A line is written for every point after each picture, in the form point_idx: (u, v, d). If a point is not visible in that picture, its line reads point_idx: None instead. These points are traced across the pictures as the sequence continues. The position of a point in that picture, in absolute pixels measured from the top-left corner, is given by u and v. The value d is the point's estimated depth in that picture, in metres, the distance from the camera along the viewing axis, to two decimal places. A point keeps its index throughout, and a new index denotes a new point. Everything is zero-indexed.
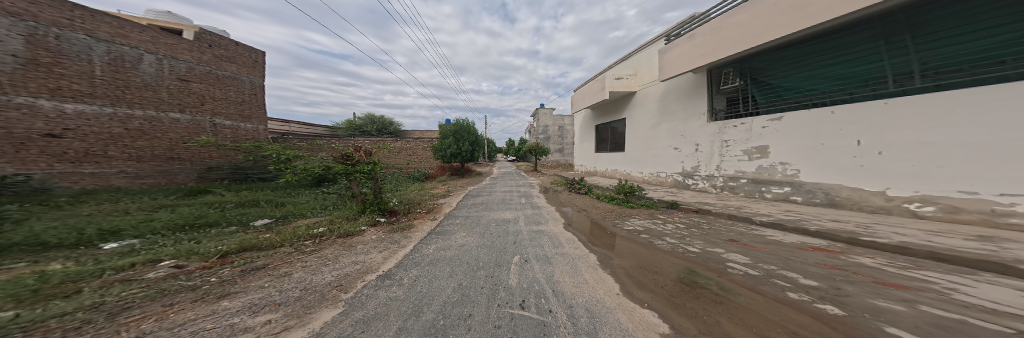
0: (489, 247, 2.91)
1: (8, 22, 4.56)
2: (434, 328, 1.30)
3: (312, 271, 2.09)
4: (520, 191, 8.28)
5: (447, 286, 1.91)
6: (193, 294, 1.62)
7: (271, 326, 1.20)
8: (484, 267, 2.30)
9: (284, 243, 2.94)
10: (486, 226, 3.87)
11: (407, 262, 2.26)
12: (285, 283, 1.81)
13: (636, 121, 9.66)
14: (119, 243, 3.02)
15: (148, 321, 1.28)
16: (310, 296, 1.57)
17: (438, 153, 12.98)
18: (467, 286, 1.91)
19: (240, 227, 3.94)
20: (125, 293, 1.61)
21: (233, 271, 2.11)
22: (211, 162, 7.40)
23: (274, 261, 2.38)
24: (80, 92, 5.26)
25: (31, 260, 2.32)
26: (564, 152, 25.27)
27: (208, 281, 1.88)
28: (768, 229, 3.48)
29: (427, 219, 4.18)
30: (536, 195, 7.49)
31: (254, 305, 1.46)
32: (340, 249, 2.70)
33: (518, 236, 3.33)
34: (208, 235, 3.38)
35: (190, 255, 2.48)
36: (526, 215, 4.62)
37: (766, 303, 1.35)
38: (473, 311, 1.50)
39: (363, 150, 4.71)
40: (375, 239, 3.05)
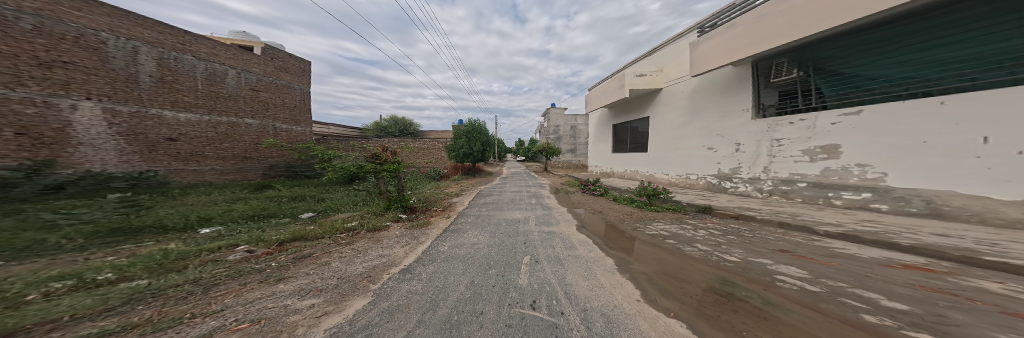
0: (498, 247, 2.94)
1: (147, 49, 6.32)
2: (449, 322, 1.34)
3: (346, 261, 2.24)
4: (529, 191, 8.29)
5: (460, 283, 1.96)
6: (259, 276, 1.80)
7: (306, 312, 1.27)
8: (494, 266, 2.33)
9: (324, 234, 3.16)
10: (500, 225, 3.92)
11: (425, 257, 2.35)
12: (325, 271, 1.96)
13: (663, 120, 9.18)
14: (209, 229, 3.48)
15: (229, 296, 1.46)
16: (345, 285, 1.69)
17: (451, 153, 13.32)
18: (479, 284, 1.96)
19: (291, 218, 4.32)
20: (214, 272, 1.85)
21: (288, 258, 2.32)
22: (271, 161, 9.12)
23: (318, 250, 2.58)
24: (188, 103, 7.13)
25: (153, 241, 2.94)
26: (576, 152, 24.91)
27: (270, 265, 2.07)
28: (812, 240, 3.16)
29: (445, 217, 4.28)
30: (546, 195, 7.46)
31: (301, 290, 1.58)
32: (372, 243, 2.84)
33: (528, 236, 3.34)
34: (269, 224, 3.74)
35: (258, 242, 2.76)
36: (537, 216, 4.61)
37: (829, 324, 1.23)
38: (485, 308, 1.53)
39: (388, 150, 4.96)
40: (398, 235, 3.18)
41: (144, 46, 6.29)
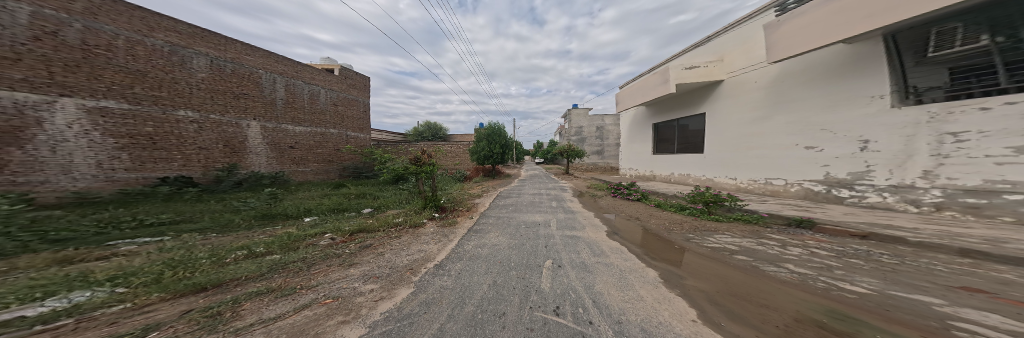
0: (518, 249, 2.95)
1: (280, 80, 10.52)
2: (474, 320, 1.39)
3: (396, 251, 2.52)
4: (549, 194, 8.23)
5: (483, 281, 2.02)
6: (336, 261, 2.25)
7: (365, 298, 1.45)
8: (515, 268, 2.35)
9: (379, 228, 3.56)
10: (527, 228, 3.92)
11: (454, 255, 2.46)
12: (381, 260, 2.22)
13: (732, 116, 7.49)
14: (309, 218, 4.69)
15: (322, 274, 1.94)
16: (393, 274, 1.86)
17: (472, 155, 13.75)
18: (501, 285, 1.98)
19: (356, 212, 5.18)
20: (310, 254, 2.49)
21: (356, 246, 2.76)
22: (347, 162, 13.23)
23: (376, 241, 2.93)
24: (302, 118, 11.37)
25: (286, 222, 4.48)
26: (603, 154, 23.88)
27: (345, 251, 2.56)
28: (897, 252, 2.68)
29: (469, 218, 4.42)
30: (568, 198, 7.29)
31: (364, 275, 1.85)
32: (414, 239, 3.03)
33: (550, 240, 3.29)
34: (339, 217, 4.61)
35: (338, 231, 3.40)
36: (559, 220, 4.49)
37: None
38: (507, 309, 1.55)
39: (427, 152, 5.28)
40: (437, 232, 3.36)
41: (280, 78, 10.55)
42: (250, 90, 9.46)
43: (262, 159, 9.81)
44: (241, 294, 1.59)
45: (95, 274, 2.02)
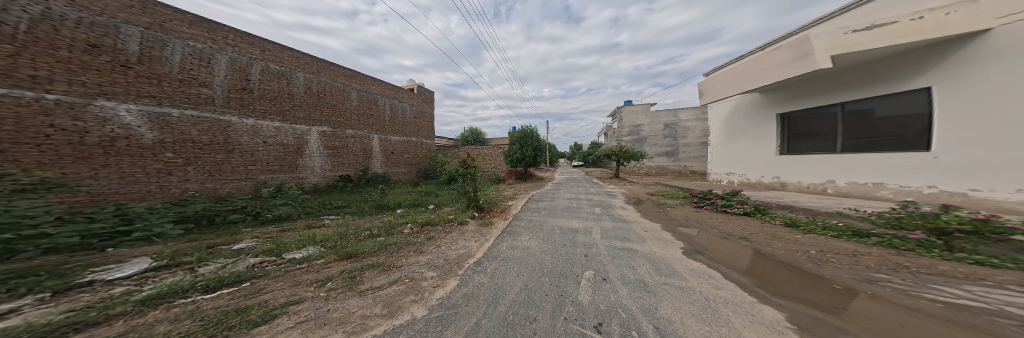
0: (552, 255, 2.89)
1: (386, 101, 13.84)
2: (506, 321, 1.43)
3: (458, 243, 2.84)
4: (588, 199, 7.87)
5: (515, 284, 2.06)
6: (411, 247, 2.73)
7: (428, 282, 1.72)
8: (548, 274, 2.31)
9: (438, 221, 4.06)
10: (569, 233, 3.81)
11: (490, 255, 2.56)
12: (440, 250, 2.53)
13: (999, 83, 3.75)
14: (401, 209, 6.08)
15: (410, 254, 2.47)
16: (443, 266, 2.06)
17: (507, 158, 13.96)
18: (532, 290, 1.98)
19: (428, 206, 6.22)
20: (404, 238, 3.20)
21: (423, 236, 3.25)
22: (422, 165, 16.00)
23: (437, 233, 3.35)
24: (396, 129, 14.47)
25: (389, 211, 5.98)
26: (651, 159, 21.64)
27: (423, 238, 3.13)
28: None
29: (503, 219, 4.56)
30: (609, 205, 6.85)
31: (428, 262, 2.18)
32: (461, 235, 3.29)
33: (591, 249, 3.14)
34: (417, 210, 5.70)
35: (417, 221, 4.19)
36: (598, 228, 4.23)
37: None
38: (537, 316, 1.54)
39: (471, 155, 5.69)
40: (483, 231, 3.58)
41: (387, 99, 13.91)
42: (372, 111, 13.03)
43: (377, 162, 13.21)
44: (352, 269, 2.22)
45: (318, 235, 3.75)
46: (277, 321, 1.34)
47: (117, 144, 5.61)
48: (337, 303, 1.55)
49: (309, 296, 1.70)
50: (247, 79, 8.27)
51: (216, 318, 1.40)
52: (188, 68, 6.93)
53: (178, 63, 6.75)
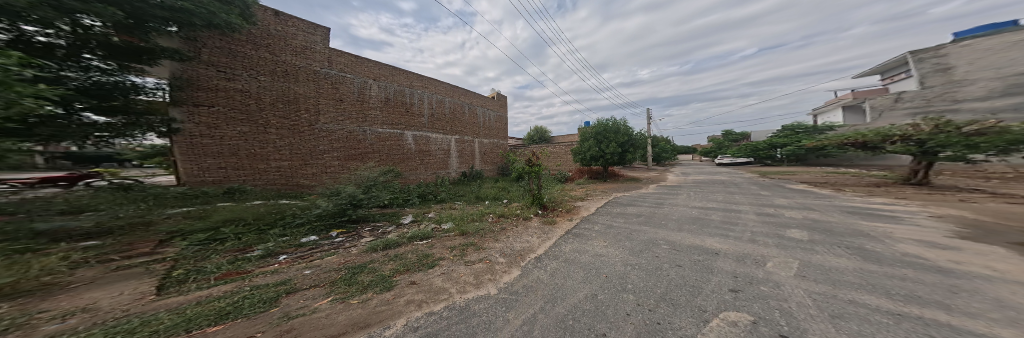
0: (632, 269, 2.40)
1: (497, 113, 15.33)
2: (564, 323, 1.39)
3: (525, 239, 2.98)
4: (699, 208, 5.74)
5: (578, 289, 1.91)
6: (489, 234, 3.19)
7: (502, 267, 1.99)
8: (628, 292, 1.94)
9: (508, 216, 4.45)
10: (680, 254, 2.83)
11: (551, 253, 2.55)
12: (511, 242, 2.80)
13: None
14: (499, 200, 7.02)
15: (488, 241, 2.92)
16: (509, 256, 2.28)
17: (577, 155, 12.51)
18: (603, 302, 1.76)
19: (494, 201, 6.87)
20: (487, 225, 3.77)
21: (496, 226, 3.71)
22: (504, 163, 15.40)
23: (506, 226, 3.73)
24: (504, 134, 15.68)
25: (486, 200, 7.10)
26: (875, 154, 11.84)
27: (496, 228, 3.56)
28: None
29: (567, 219, 4.34)
30: (736, 218, 4.67)
31: (503, 250, 2.48)
32: (529, 230, 3.45)
33: (699, 272, 2.32)
34: (494, 203, 6.47)
35: (496, 212, 4.70)
36: (711, 249, 3.00)
37: None
38: (601, 328, 1.37)
39: (535, 154, 5.64)
40: (551, 230, 3.50)
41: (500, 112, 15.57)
42: (489, 120, 14.70)
43: (478, 161, 13.67)
44: (457, 244, 2.80)
45: (445, 213, 5.09)
46: (419, 270, 1.99)
47: (405, 153, 9.89)
48: (448, 266, 2.06)
49: (438, 256, 2.34)
50: (438, 108, 11.51)
51: (412, 261, 2.23)
52: (425, 105, 10.81)
53: (419, 103, 10.54)
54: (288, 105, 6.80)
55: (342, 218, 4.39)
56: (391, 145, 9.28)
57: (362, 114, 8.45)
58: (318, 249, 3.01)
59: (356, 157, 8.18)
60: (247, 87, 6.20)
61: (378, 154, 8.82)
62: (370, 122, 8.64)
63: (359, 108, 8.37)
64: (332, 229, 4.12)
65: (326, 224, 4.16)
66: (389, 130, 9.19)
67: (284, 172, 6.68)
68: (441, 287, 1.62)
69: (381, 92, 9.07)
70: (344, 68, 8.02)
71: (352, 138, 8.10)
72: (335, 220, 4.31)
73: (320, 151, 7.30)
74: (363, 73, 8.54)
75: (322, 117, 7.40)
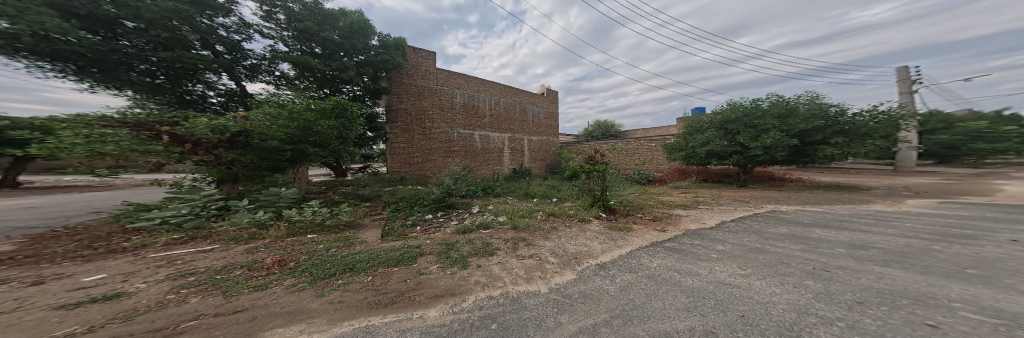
0: (811, 299, 1.29)
1: None
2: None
3: (581, 242, 2.53)
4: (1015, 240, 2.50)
5: (669, 308, 1.27)
6: (538, 232, 2.99)
7: (551, 267, 1.81)
8: (805, 323, 1.04)
9: (558, 216, 3.90)
10: (1002, 308, 1.15)
11: (621, 263, 1.98)
12: (567, 244, 2.46)
13: None
14: (550, 198, 6.04)
15: (538, 238, 2.75)
16: (562, 258, 2.04)
17: (675, 153, 9.05)
18: (729, 327, 1.04)
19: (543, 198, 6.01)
20: (538, 222, 3.56)
21: (546, 225, 3.37)
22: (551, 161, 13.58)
23: (557, 225, 3.36)
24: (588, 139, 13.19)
25: (535, 195, 6.31)
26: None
27: (543, 226, 3.26)
28: None
29: (652, 229, 3.15)
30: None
31: (560, 253, 2.17)
32: (589, 234, 2.90)
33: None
34: (542, 200, 5.73)
35: (545, 210, 4.22)
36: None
37: None
38: None
39: (599, 151, 4.59)
40: (615, 236, 2.77)
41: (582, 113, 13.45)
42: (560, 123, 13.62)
43: (527, 158, 12.47)
44: (511, 237, 2.81)
45: (494, 205, 5.32)
46: (482, 256, 2.10)
47: (479, 152, 10.52)
48: (504, 257, 2.07)
49: (494, 246, 2.40)
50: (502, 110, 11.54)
51: (476, 246, 2.40)
52: (495, 106, 11.15)
53: (484, 105, 10.82)
54: (419, 119, 9.11)
55: (443, 203, 5.07)
56: (465, 144, 9.98)
57: (458, 122, 9.88)
58: (431, 225, 4.01)
59: (455, 156, 9.73)
60: (404, 106, 9.06)
61: (471, 154, 10.22)
62: (463, 127, 10.01)
63: (456, 116, 9.84)
64: (437, 211, 4.94)
65: (432, 207, 4.95)
66: (475, 135, 10.36)
67: (417, 168, 9.16)
68: (499, 275, 1.58)
69: (468, 101, 10.24)
70: (448, 84, 9.75)
71: (451, 140, 9.70)
72: (439, 203, 5.04)
73: (426, 151, 9.24)
74: (459, 85, 10.01)
75: (430, 124, 9.24)
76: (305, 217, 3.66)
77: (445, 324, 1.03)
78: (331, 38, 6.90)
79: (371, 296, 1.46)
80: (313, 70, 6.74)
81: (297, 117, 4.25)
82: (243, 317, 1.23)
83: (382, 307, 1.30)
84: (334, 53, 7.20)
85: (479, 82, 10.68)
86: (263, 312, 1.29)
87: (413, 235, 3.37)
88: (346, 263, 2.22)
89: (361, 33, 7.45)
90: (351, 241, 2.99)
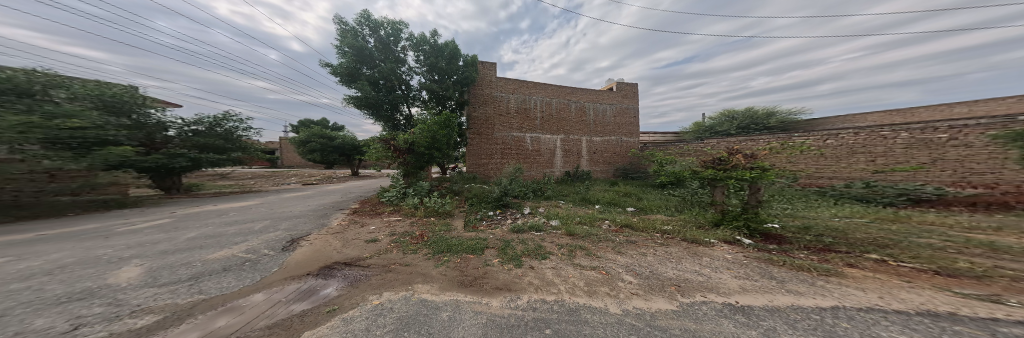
0: None
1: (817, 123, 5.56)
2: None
3: (690, 270, 1.84)
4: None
5: None
6: (616, 244, 2.69)
7: (626, 286, 1.44)
8: None
9: (645, 230, 3.44)
10: None
11: (792, 318, 1.11)
12: (662, 269, 1.83)
13: None
14: (630, 209, 5.56)
15: (609, 250, 2.38)
16: (652, 282, 1.54)
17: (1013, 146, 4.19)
18: None
19: (619, 209, 5.61)
20: (629, 232, 3.36)
21: (626, 238, 3.02)
22: (623, 165, 11.31)
23: (642, 240, 2.92)
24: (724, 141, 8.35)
25: (619, 207, 5.78)
26: None
27: (620, 239, 2.92)
28: None
29: (890, 282, 1.65)
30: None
31: (655, 279, 1.61)
32: (710, 262, 2.07)
33: None
34: (614, 211, 5.32)
35: (634, 225, 3.65)
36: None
37: None
38: None
39: (739, 151, 3.15)
40: (755, 273, 1.81)
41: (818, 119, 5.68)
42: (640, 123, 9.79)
43: (586, 161, 10.79)
44: (568, 244, 2.68)
45: (558, 206, 5.79)
46: (535, 258, 2.10)
47: (525, 152, 9.84)
48: (557, 262, 1.99)
49: (548, 250, 2.35)
50: (551, 108, 10.26)
51: (529, 247, 2.42)
52: (543, 106, 10.09)
53: (536, 107, 10.08)
54: (479, 123, 9.29)
55: (501, 202, 5.37)
56: (518, 147, 9.67)
57: (515, 125, 9.66)
58: (493, 221, 4.48)
59: (511, 156, 9.60)
60: (477, 114, 9.25)
61: (528, 155, 9.90)
62: (519, 130, 9.73)
63: (514, 118, 9.61)
64: (496, 209, 5.28)
65: (492, 204, 5.32)
66: (530, 137, 9.88)
67: (482, 168, 9.29)
68: (553, 281, 1.51)
69: (521, 105, 9.75)
70: (509, 89, 9.57)
71: (508, 142, 9.57)
72: (497, 201, 5.36)
73: (487, 155, 9.29)
74: (527, 92, 9.85)
75: (491, 128, 9.29)
76: (428, 205, 4.99)
77: (509, 318, 1.07)
78: (451, 67, 8.23)
79: (453, 276, 1.69)
80: (432, 92, 8.12)
81: (432, 128, 5.88)
82: (407, 271, 1.87)
83: (465, 287, 1.45)
84: (445, 74, 8.39)
85: (532, 84, 9.97)
86: (412, 270, 1.87)
87: (482, 228, 3.86)
88: (444, 244, 2.57)
89: (468, 60, 8.62)
90: (449, 227, 3.81)
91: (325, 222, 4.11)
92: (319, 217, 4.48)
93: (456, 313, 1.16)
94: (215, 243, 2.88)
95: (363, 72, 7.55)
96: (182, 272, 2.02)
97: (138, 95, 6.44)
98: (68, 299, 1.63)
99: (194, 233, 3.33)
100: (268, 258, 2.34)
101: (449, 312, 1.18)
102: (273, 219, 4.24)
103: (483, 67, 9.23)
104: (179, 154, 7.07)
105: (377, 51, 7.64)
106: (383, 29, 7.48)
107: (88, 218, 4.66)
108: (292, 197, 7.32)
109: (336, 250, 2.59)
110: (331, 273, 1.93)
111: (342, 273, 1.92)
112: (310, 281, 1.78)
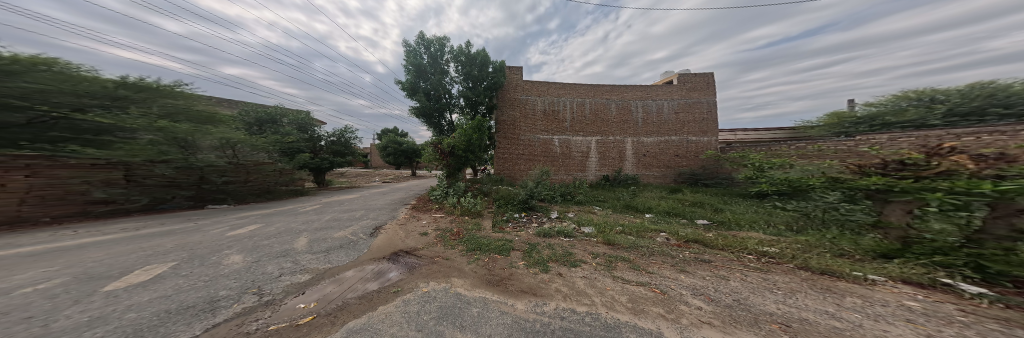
0: None
1: None
2: None
3: (804, 307, 1.40)
4: None
5: None
6: (676, 261, 2.34)
7: (692, 312, 1.27)
8: None
9: (728, 248, 2.92)
10: None
11: None
12: (748, 303, 1.45)
13: None
14: (701, 221, 4.84)
15: (660, 267, 2.17)
16: (742, 315, 1.27)
17: None
18: None
19: (688, 221, 4.91)
20: (717, 251, 2.83)
21: (692, 255, 2.62)
22: (685, 168, 9.75)
23: (717, 261, 2.44)
24: (879, 135, 5.35)
25: (687, 220, 4.96)
26: None
27: (681, 256, 2.53)
28: None
29: None
30: None
31: (755, 315, 1.27)
32: (861, 306, 1.43)
33: None
34: (674, 221, 4.80)
35: (724, 245, 3.01)
36: None
37: None
38: None
39: (941, 150, 2.25)
40: (967, 333, 1.08)
41: None
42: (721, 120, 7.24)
43: (630, 164, 9.79)
44: (606, 254, 2.55)
45: (598, 210, 5.66)
46: (564, 264, 2.13)
47: (554, 155, 9.61)
48: (591, 272, 1.96)
49: (579, 259, 2.32)
50: (583, 111, 9.77)
51: (557, 253, 2.45)
52: (574, 107, 9.70)
53: (566, 109, 9.75)
54: (506, 128, 9.48)
55: (526, 204, 5.40)
56: (546, 150, 9.56)
57: (544, 130, 9.58)
58: (518, 223, 4.43)
59: (540, 159, 9.54)
60: (505, 118, 9.46)
61: (559, 158, 9.63)
62: (547, 133, 9.60)
63: (542, 121, 9.56)
64: (522, 211, 5.29)
65: (517, 207, 5.34)
66: (557, 141, 9.65)
67: (508, 170, 9.43)
68: (586, 291, 1.54)
69: (549, 110, 9.62)
70: (538, 93, 9.59)
71: (536, 146, 9.52)
72: (523, 204, 5.41)
73: (512, 157, 9.46)
74: (559, 95, 9.71)
75: (518, 131, 9.47)
76: (462, 204, 5.35)
77: (533, 322, 1.10)
78: (488, 75, 8.72)
79: (484, 274, 1.87)
80: (468, 98, 8.45)
81: (467, 133, 6.57)
82: (446, 264, 2.13)
83: (492, 286, 1.63)
84: (478, 81, 8.64)
85: (562, 85, 9.80)
86: (450, 264, 2.15)
87: (508, 230, 3.82)
88: (477, 242, 2.79)
89: (502, 67, 8.98)
90: (478, 226, 3.95)
91: (395, 214, 5.18)
92: (389, 211, 5.63)
93: (485, 310, 1.26)
94: (336, 226, 4.15)
95: (419, 84, 8.99)
96: (321, 245, 3.01)
97: (312, 119, 11.09)
98: (279, 255, 2.71)
99: (327, 217, 4.95)
100: (363, 241, 3.21)
101: (478, 308, 1.29)
102: (365, 210, 5.74)
103: (511, 72, 9.51)
104: (328, 159, 10.91)
105: (429, 65, 9.00)
106: (435, 47, 8.86)
107: (287, 202, 7.80)
108: (377, 193, 9.74)
109: (402, 239, 3.21)
110: (399, 259, 2.41)
111: (404, 260, 2.36)
112: (383, 264, 2.27)
